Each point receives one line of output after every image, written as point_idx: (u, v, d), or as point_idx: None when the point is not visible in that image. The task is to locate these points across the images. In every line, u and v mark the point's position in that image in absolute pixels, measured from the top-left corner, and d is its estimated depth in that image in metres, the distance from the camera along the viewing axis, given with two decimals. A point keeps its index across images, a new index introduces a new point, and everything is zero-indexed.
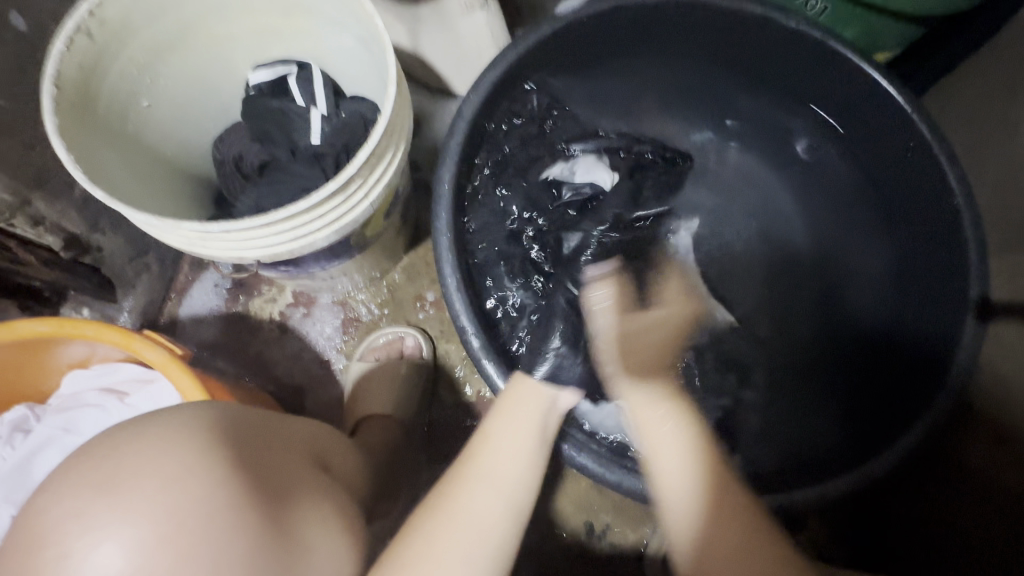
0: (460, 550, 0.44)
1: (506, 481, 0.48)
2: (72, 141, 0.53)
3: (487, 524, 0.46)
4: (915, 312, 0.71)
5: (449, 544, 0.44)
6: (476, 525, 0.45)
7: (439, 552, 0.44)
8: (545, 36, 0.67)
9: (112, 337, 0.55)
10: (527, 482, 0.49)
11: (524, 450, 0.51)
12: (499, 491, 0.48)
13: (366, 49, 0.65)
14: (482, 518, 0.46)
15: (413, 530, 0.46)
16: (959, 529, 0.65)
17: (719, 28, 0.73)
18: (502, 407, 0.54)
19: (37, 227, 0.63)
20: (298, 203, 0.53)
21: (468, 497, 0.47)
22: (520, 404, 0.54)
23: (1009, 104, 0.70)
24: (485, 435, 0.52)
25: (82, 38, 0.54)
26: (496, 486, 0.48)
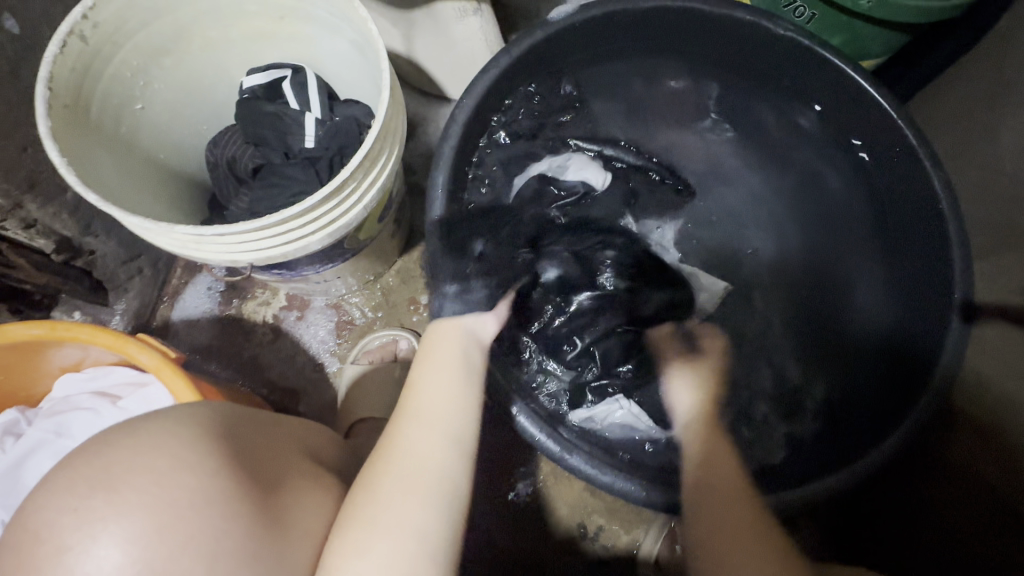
0: (405, 483, 0.48)
1: (437, 420, 0.53)
2: (65, 145, 0.54)
3: (423, 460, 0.50)
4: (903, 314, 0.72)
5: (397, 481, 0.49)
6: (416, 462, 0.50)
7: (384, 490, 0.48)
8: (537, 42, 0.68)
9: (105, 340, 0.55)
10: (460, 409, 0.55)
11: (448, 392, 0.56)
12: (432, 429, 0.52)
13: (361, 53, 0.66)
14: (418, 456, 0.50)
15: (363, 483, 0.49)
16: (949, 527, 0.65)
17: (709, 34, 0.74)
18: (419, 359, 0.59)
19: (28, 229, 0.63)
20: (292, 207, 0.53)
21: (405, 439, 0.52)
22: (435, 349, 0.59)
23: (990, 110, 0.71)
24: (413, 385, 0.57)
25: (75, 41, 0.54)
26: (430, 425, 0.53)
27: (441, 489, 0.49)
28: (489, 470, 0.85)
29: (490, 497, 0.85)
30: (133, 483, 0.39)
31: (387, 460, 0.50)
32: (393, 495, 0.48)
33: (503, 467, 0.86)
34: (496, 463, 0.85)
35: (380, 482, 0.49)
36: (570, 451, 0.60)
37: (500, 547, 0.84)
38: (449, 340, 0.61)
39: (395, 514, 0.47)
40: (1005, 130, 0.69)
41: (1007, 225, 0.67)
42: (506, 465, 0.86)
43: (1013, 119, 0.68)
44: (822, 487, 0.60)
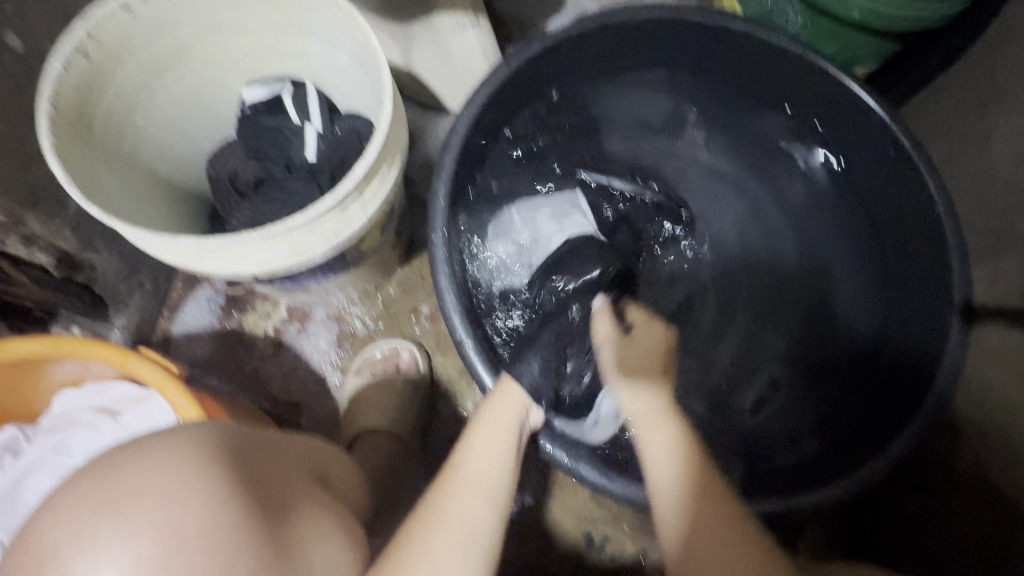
0: (447, 549, 0.46)
1: (489, 488, 0.51)
2: (68, 161, 0.54)
3: (474, 527, 0.48)
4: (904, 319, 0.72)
5: (440, 546, 0.46)
6: (460, 527, 0.48)
7: (433, 552, 0.46)
8: (535, 54, 0.69)
9: (107, 357, 0.54)
10: (507, 484, 0.52)
11: (498, 462, 0.53)
12: (484, 495, 0.50)
13: (362, 67, 0.66)
14: (468, 522, 0.48)
15: (408, 544, 0.47)
16: (956, 533, 0.65)
17: (705, 45, 0.75)
18: (479, 422, 0.56)
19: (30, 246, 0.62)
20: (295, 220, 0.53)
21: (456, 501, 0.49)
22: (500, 412, 0.57)
23: (981, 116, 0.73)
24: (464, 446, 0.54)
25: (79, 58, 0.55)
26: (478, 491, 0.50)
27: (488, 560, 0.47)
28: None
29: None
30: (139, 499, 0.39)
31: (434, 526, 0.47)
32: (446, 564, 0.45)
33: None
34: None
35: (428, 549, 0.46)
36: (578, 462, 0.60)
37: (505, 558, 0.83)
38: (509, 408, 0.57)
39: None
40: (998, 135, 0.70)
41: (1001, 227, 0.68)
42: (509, 475, 0.85)
43: (1005, 124, 0.69)
44: (827, 492, 0.61)
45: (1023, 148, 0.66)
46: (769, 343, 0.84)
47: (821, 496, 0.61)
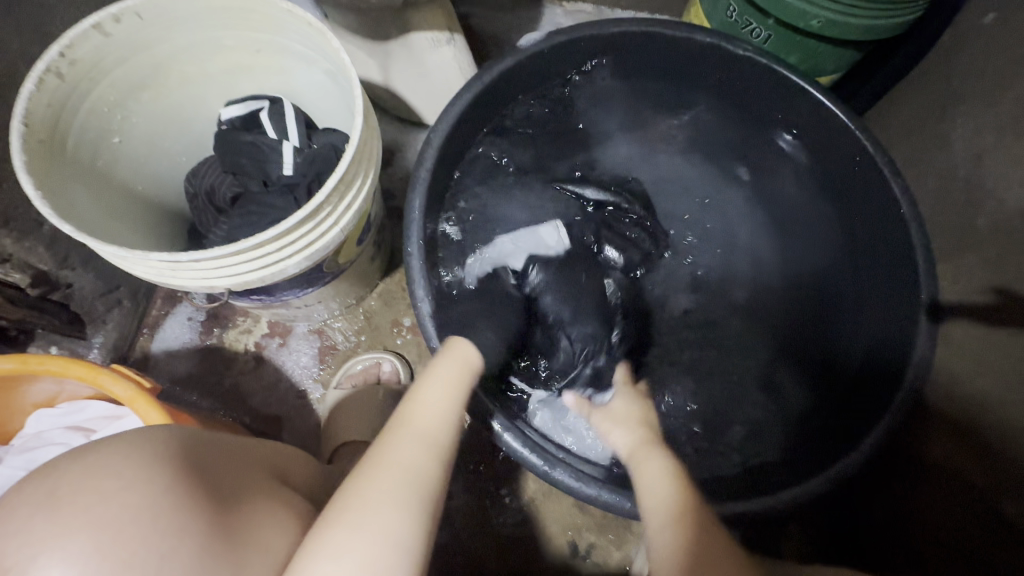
0: (385, 492, 0.45)
1: (431, 436, 0.51)
2: (41, 179, 0.54)
3: (409, 471, 0.47)
4: (875, 315, 0.73)
5: (377, 490, 0.45)
6: (401, 471, 0.47)
7: (370, 497, 0.45)
8: (508, 67, 0.71)
9: (77, 372, 0.54)
10: (450, 431, 0.52)
11: (445, 410, 0.53)
12: (422, 442, 0.50)
13: (336, 83, 0.68)
14: (409, 465, 0.48)
15: (344, 491, 0.46)
16: (934, 527, 0.66)
17: (673, 57, 0.77)
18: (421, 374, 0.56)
19: (1, 264, 0.62)
20: (267, 231, 0.54)
21: (394, 449, 0.49)
22: (445, 359, 0.57)
23: (939, 120, 0.75)
24: (411, 397, 0.54)
25: (52, 78, 0.56)
26: (420, 437, 0.50)
27: (425, 501, 0.46)
28: (476, 490, 0.85)
29: (478, 518, 0.84)
30: (105, 512, 0.39)
31: (374, 473, 0.47)
32: (376, 507, 0.44)
33: (492, 488, 0.85)
34: (484, 483, 0.85)
35: (362, 494, 0.45)
36: (554, 465, 0.60)
37: (491, 570, 0.82)
38: (456, 355, 0.58)
39: (378, 529, 0.43)
40: (955, 137, 0.72)
41: (963, 226, 0.70)
42: (493, 485, 0.85)
43: (962, 127, 0.71)
44: (804, 489, 0.61)
45: (979, 148, 0.68)
46: (742, 348, 0.86)
47: (798, 494, 0.61)
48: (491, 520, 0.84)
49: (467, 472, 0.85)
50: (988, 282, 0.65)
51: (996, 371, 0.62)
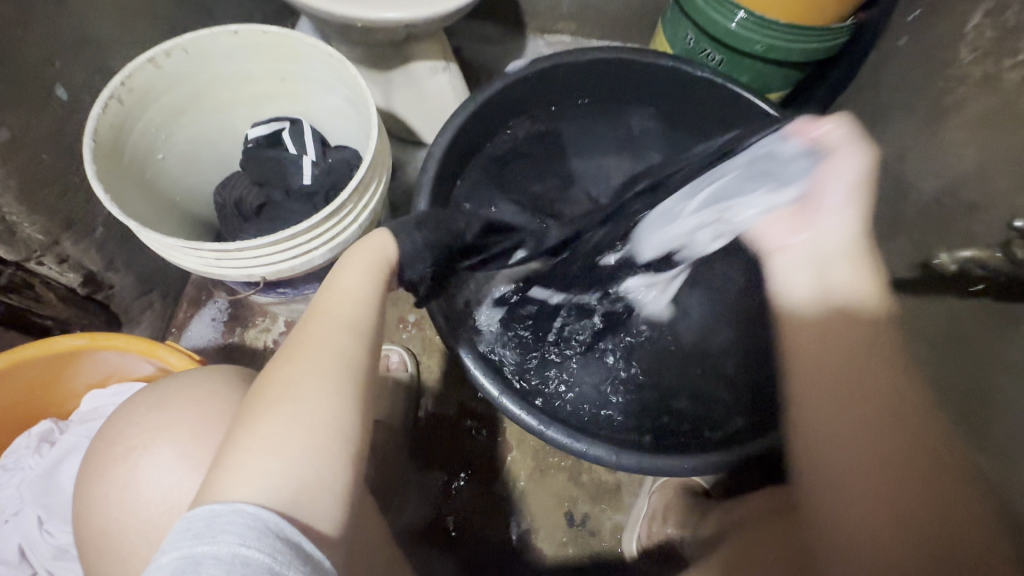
0: (306, 378, 0.45)
1: (349, 321, 0.50)
2: (105, 186, 0.64)
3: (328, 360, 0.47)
4: None
5: (296, 376, 0.45)
6: (319, 356, 0.47)
7: (293, 385, 0.45)
8: (498, 90, 0.83)
9: (140, 347, 0.63)
10: (369, 319, 0.51)
11: (363, 294, 0.52)
12: (339, 331, 0.49)
13: (352, 106, 0.79)
14: (331, 351, 0.47)
15: (266, 388, 0.45)
16: None
17: (640, 79, 0.90)
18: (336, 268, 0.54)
19: (61, 264, 0.71)
20: (299, 225, 0.63)
21: (307, 341, 0.48)
22: (355, 252, 0.54)
23: (869, 127, 0.88)
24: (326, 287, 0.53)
25: (114, 103, 0.66)
26: (338, 324, 0.49)
27: (353, 378, 0.47)
28: (478, 468, 0.92)
29: (481, 493, 0.91)
30: None
31: (295, 367, 0.46)
32: (301, 396, 0.44)
33: (494, 465, 0.92)
34: (487, 462, 0.93)
35: (285, 391, 0.45)
36: (549, 425, 0.68)
37: (495, 542, 0.89)
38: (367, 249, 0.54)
39: (310, 419, 0.43)
40: (882, 141, 0.85)
41: (893, 215, 0.82)
42: (493, 464, 0.92)
43: (886, 132, 0.84)
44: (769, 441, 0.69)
45: (903, 148, 0.80)
46: None
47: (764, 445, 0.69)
48: (493, 495, 0.91)
49: (471, 453, 0.93)
50: (914, 260, 0.76)
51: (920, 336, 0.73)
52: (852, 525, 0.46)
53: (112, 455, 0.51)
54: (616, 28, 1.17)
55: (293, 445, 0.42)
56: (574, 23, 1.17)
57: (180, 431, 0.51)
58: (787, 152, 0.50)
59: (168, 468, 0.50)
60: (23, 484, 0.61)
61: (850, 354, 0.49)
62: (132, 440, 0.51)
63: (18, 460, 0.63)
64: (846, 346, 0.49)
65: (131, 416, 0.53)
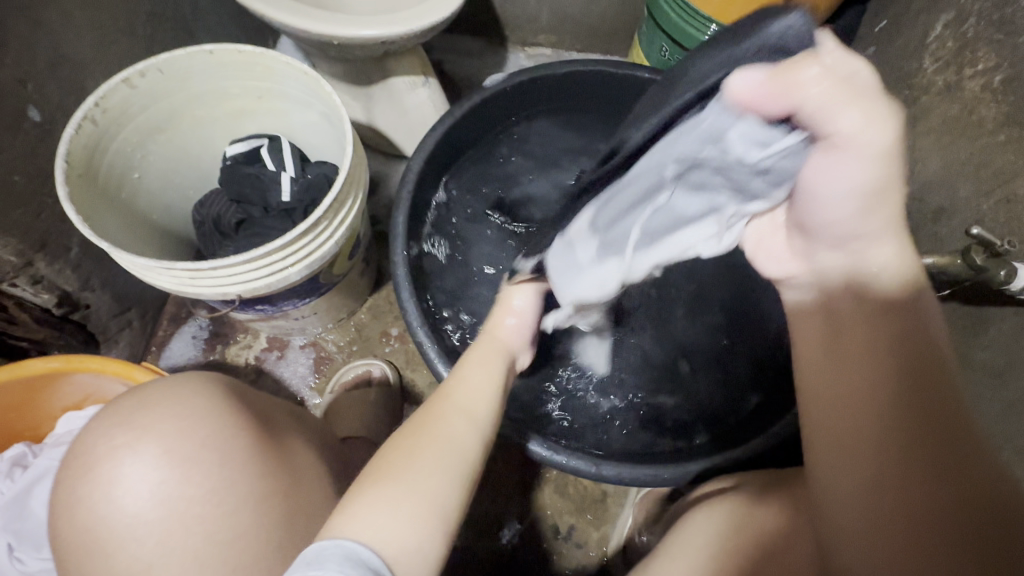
0: (435, 454, 0.49)
1: (478, 410, 0.54)
2: (78, 206, 0.64)
3: (461, 444, 0.51)
4: None
5: (424, 451, 0.49)
6: (445, 437, 0.50)
7: (419, 456, 0.48)
8: (476, 103, 0.83)
9: (116, 369, 0.63)
10: (492, 414, 0.55)
11: (492, 386, 0.57)
12: (469, 419, 0.53)
13: (329, 121, 0.79)
14: (455, 435, 0.51)
15: (388, 456, 0.49)
16: None
17: (618, 93, 0.91)
18: (472, 359, 0.60)
19: (35, 285, 0.70)
20: (273, 242, 0.63)
21: (444, 420, 0.52)
22: (491, 346, 0.63)
23: None
24: (456, 377, 0.58)
25: (88, 124, 0.66)
26: (466, 410, 0.54)
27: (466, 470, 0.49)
28: None
29: (465, 505, 0.91)
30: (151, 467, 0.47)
31: (427, 438, 0.50)
32: (422, 466, 0.47)
33: (478, 477, 0.92)
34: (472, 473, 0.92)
35: (411, 457, 0.48)
36: (528, 437, 0.68)
37: (481, 556, 0.88)
38: (500, 344, 0.64)
39: (422, 491, 0.46)
40: None
41: None
42: (476, 476, 0.92)
43: None
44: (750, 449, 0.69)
45: None
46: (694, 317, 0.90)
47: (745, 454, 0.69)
48: (479, 508, 0.91)
49: None
50: None
51: None
52: (865, 541, 0.42)
53: (80, 480, 0.50)
54: (595, 40, 1.19)
55: (412, 518, 0.44)
56: (554, 36, 1.19)
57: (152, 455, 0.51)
58: (751, 143, 0.35)
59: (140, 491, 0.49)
60: None
61: (828, 350, 0.47)
62: (103, 463, 0.50)
63: None
64: (826, 351, 0.47)
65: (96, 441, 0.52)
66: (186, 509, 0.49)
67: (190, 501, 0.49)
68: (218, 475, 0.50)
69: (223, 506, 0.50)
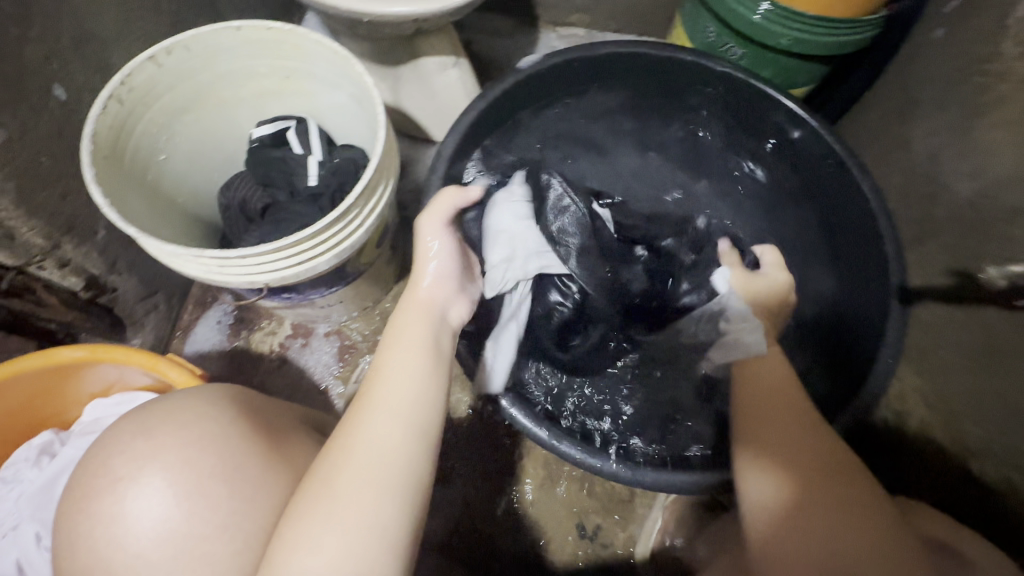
0: (357, 473, 0.45)
1: (402, 410, 0.49)
2: (105, 189, 0.62)
3: (389, 446, 0.47)
4: (855, 292, 0.79)
5: (349, 475, 0.45)
6: (369, 449, 0.47)
7: (339, 480, 0.45)
8: (509, 86, 0.79)
9: (140, 360, 0.62)
10: (427, 407, 0.51)
11: (411, 378, 0.52)
12: (394, 414, 0.49)
13: (358, 103, 0.76)
14: (379, 443, 0.47)
15: (314, 484, 0.46)
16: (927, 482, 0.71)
17: (659, 77, 0.85)
18: (387, 344, 0.55)
19: (62, 269, 0.69)
20: (303, 231, 0.61)
21: (368, 423, 0.48)
22: (410, 321, 0.57)
23: (902, 123, 0.83)
24: (374, 374, 0.53)
25: (114, 103, 0.64)
26: (390, 412, 0.49)
27: (409, 481, 0.46)
28: (486, 477, 0.90)
29: (490, 501, 0.89)
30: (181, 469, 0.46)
31: (344, 458, 0.47)
32: (353, 492, 0.45)
33: (503, 472, 0.90)
34: (496, 469, 0.91)
35: (331, 489, 0.45)
36: (561, 438, 0.65)
37: (505, 552, 0.87)
38: (426, 310, 0.58)
39: (350, 516, 0.44)
40: (916, 138, 0.80)
41: (926, 216, 0.77)
42: (501, 472, 0.91)
43: (920, 128, 0.79)
44: None
45: (935, 148, 0.76)
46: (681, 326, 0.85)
47: None
48: (503, 504, 0.89)
49: (479, 461, 0.91)
50: (948, 266, 0.72)
51: (957, 346, 0.69)
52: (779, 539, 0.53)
53: (109, 479, 0.50)
54: (632, 20, 1.13)
55: (348, 550, 0.43)
56: (589, 16, 1.13)
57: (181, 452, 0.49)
58: None
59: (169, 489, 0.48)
60: (21, 497, 0.59)
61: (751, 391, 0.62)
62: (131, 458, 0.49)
63: (17, 473, 0.61)
64: (766, 390, 0.61)
65: (123, 441, 0.51)
66: (214, 510, 0.48)
67: (221, 500, 0.49)
68: (247, 475, 0.50)
69: (250, 508, 0.49)
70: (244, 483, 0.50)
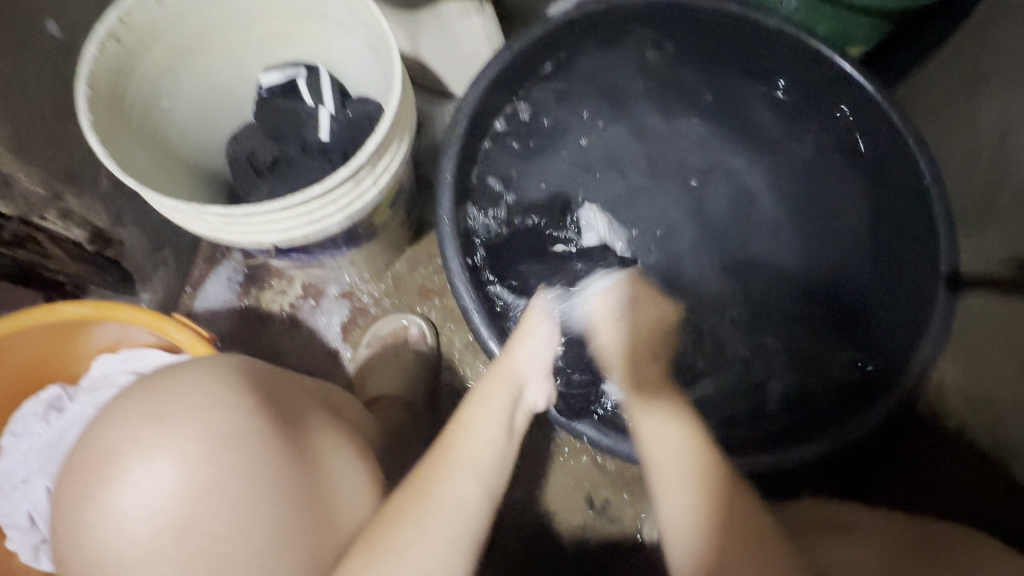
0: (440, 531, 0.47)
1: (480, 468, 0.52)
2: (105, 136, 0.59)
3: (461, 502, 0.49)
4: (901, 275, 0.74)
5: (435, 523, 0.47)
6: (453, 507, 0.49)
7: (424, 525, 0.47)
8: (538, 36, 0.71)
9: (145, 320, 0.60)
10: (497, 461, 0.53)
11: (490, 442, 0.53)
12: (477, 476, 0.51)
13: (372, 50, 0.70)
14: (462, 500, 0.49)
15: (390, 522, 0.48)
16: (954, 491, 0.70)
17: (700, 30, 0.77)
18: (473, 401, 0.56)
19: (65, 219, 0.67)
20: (312, 190, 0.57)
21: (450, 480, 0.50)
22: (495, 387, 0.57)
23: (970, 92, 0.75)
24: (460, 423, 0.54)
25: (112, 43, 0.59)
26: (469, 467, 0.51)
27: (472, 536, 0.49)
28: None
29: None
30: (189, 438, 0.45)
31: (415, 506, 0.48)
32: (429, 539, 0.46)
33: None
34: None
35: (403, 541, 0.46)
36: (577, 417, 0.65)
37: (509, 520, 0.87)
38: (508, 378, 0.57)
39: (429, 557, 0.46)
40: (985, 110, 0.72)
41: (991, 196, 0.70)
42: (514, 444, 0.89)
43: (990, 99, 0.71)
44: (815, 450, 0.64)
45: (1008, 120, 0.68)
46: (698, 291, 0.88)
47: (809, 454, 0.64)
48: (513, 474, 0.88)
49: None
50: (1010, 252, 0.66)
51: (1012, 339, 0.64)
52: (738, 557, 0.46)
53: (105, 447, 0.48)
54: None
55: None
56: None
57: (184, 417, 0.48)
58: None
59: (175, 457, 0.46)
60: (31, 451, 0.60)
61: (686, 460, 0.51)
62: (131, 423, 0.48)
63: (26, 426, 0.61)
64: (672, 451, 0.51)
65: (124, 404, 0.50)
66: (217, 481, 0.47)
67: (222, 474, 0.47)
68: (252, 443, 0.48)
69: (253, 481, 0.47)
70: (243, 455, 0.48)
